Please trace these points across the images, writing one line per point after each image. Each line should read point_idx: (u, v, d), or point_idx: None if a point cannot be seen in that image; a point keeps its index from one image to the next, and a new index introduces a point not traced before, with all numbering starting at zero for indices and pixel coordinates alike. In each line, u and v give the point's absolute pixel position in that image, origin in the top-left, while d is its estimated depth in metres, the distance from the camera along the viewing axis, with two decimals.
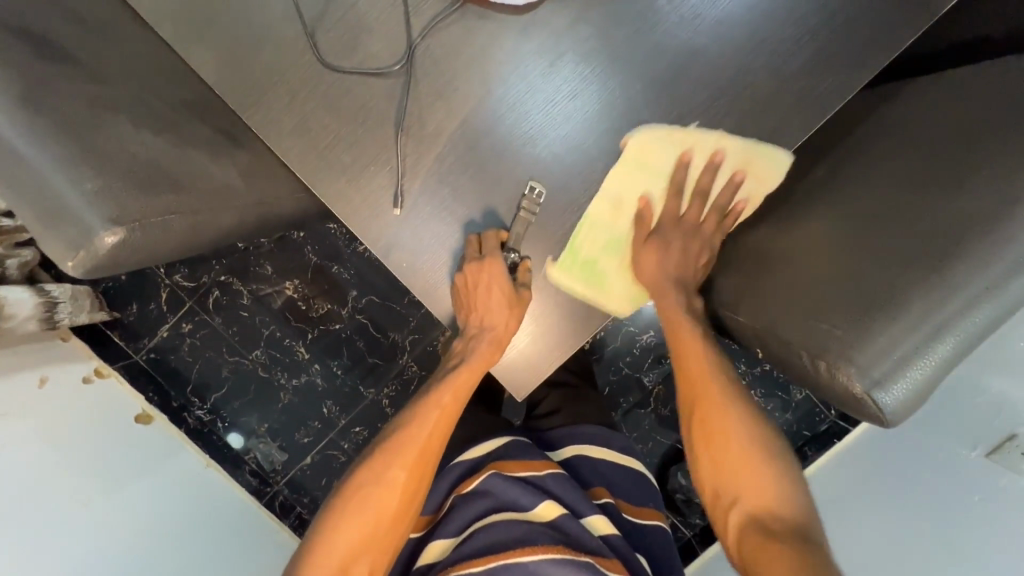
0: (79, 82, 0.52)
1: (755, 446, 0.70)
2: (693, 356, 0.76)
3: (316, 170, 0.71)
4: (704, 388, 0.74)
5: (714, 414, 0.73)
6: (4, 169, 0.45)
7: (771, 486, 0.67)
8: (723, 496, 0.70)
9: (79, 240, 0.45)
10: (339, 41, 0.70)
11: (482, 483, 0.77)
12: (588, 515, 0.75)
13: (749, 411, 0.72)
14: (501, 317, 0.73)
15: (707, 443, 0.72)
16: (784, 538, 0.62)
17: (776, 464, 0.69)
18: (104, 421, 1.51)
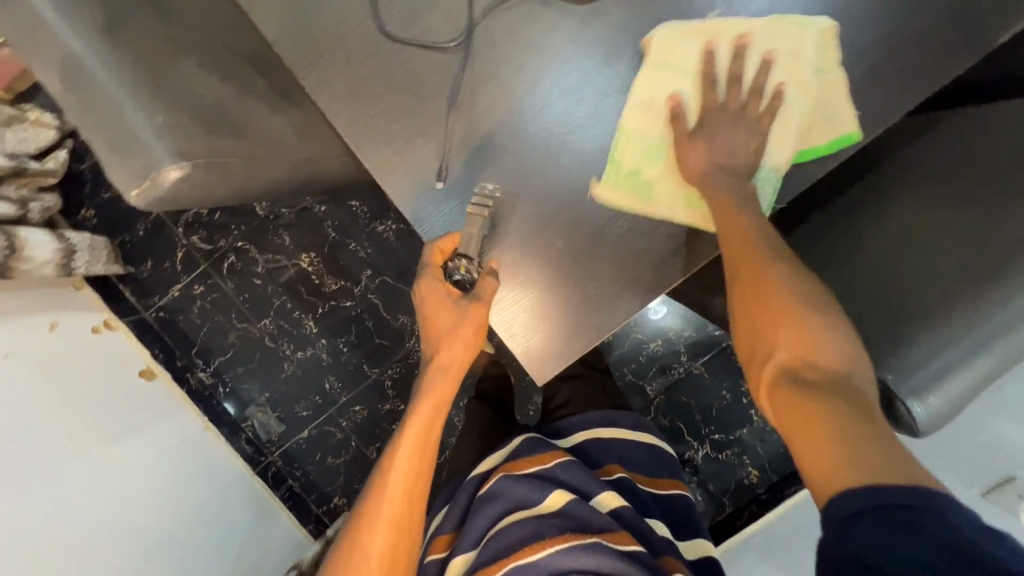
0: (154, 19, 0.53)
1: (799, 299, 0.60)
2: (733, 222, 0.66)
3: (364, 137, 0.72)
4: (740, 241, 0.65)
5: (741, 252, 0.64)
6: (76, 92, 0.45)
7: (816, 339, 0.57)
8: (758, 355, 0.60)
9: (145, 170, 0.46)
10: (400, 14, 0.71)
11: (492, 487, 0.77)
12: (597, 494, 0.76)
13: (788, 264, 0.63)
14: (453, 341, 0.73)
15: (753, 322, 0.61)
16: (823, 389, 0.53)
17: (824, 314, 0.58)
18: (109, 373, 1.52)
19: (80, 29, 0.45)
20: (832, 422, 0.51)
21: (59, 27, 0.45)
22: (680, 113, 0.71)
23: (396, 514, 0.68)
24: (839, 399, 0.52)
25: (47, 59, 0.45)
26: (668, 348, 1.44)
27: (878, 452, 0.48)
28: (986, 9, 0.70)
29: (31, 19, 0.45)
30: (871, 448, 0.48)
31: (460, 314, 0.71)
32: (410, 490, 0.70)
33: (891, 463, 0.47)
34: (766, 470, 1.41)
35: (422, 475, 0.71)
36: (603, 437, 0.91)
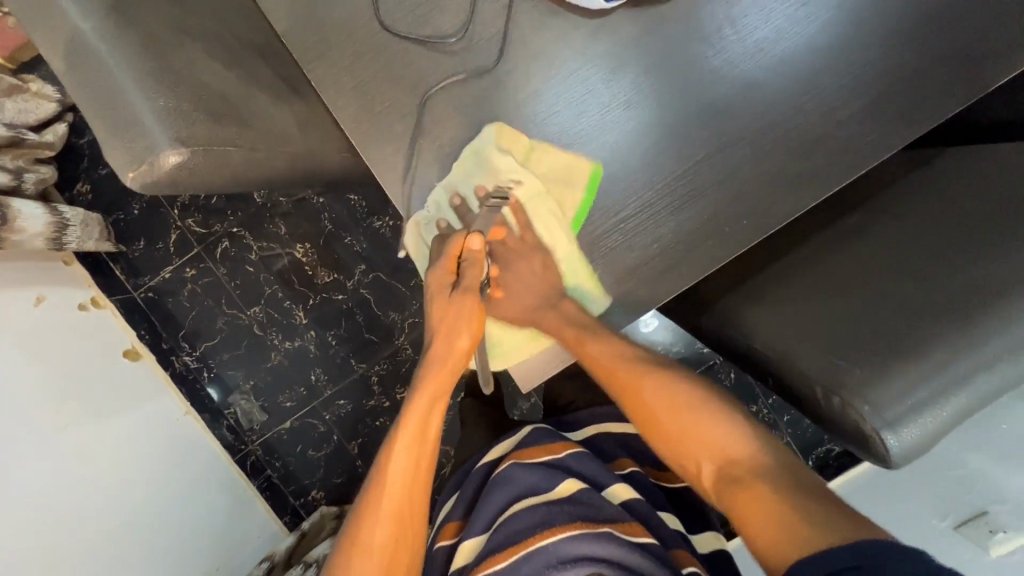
0: (164, 3, 0.53)
1: (687, 403, 0.71)
2: (603, 347, 0.77)
3: (367, 134, 0.72)
4: (620, 370, 0.77)
5: (632, 381, 0.76)
6: (81, 70, 0.45)
7: (721, 437, 0.67)
8: (689, 469, 0.69)
9: (144, 155, 0.46)
10: (410, 15, 0.72)
11: (504, 473, 0.80)
12: (609, 485, 0.79)
13: (671, 377, 0.75)
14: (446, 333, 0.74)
15: (666, 435, 0.71)
16: (745, 483, 0.61)
17: (714, 412, 0.69)
18: (93, 351, 1.50)
19: (88, 8, 0.45)
20: (770, 499, 0.58)
21: (67, 4, 0.45)
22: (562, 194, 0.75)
23: (398, 505, 0.71)
24: (760, 481, 0.61)
25: (53, 35, 0.45)
26: None
27: (816, 514, 0.55)
28: (984, 53, 0.71)
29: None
30: (813, 505, 0.56)
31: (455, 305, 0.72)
32: (406, 483, 0.72)
33: (833, 515, 0.54)
34: None
35: (421, 465, 0.73)
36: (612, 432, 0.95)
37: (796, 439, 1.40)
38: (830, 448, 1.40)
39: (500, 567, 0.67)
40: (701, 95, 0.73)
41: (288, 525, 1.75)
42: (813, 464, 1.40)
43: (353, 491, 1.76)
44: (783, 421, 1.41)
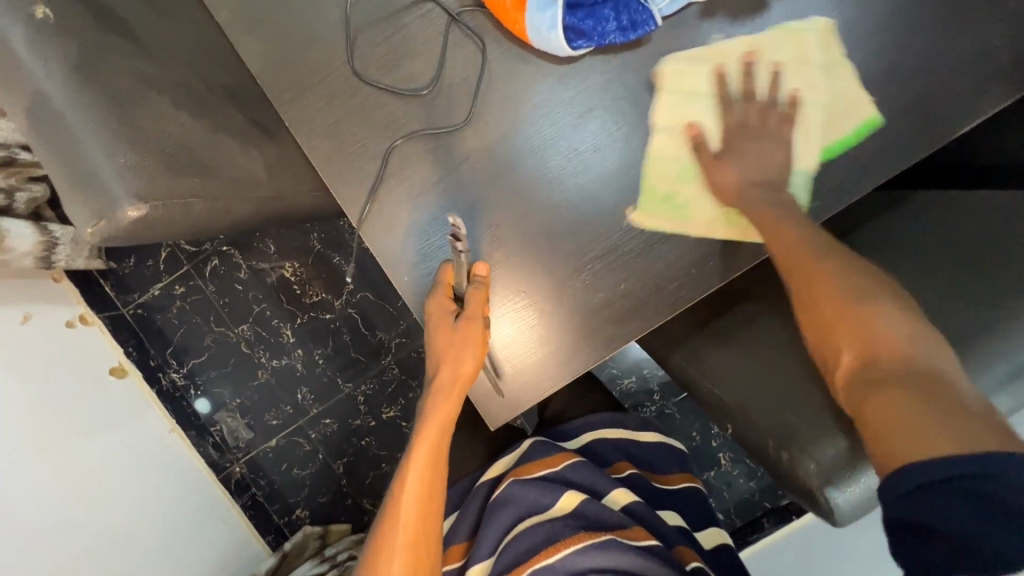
0: (131, 55, 0.54)
1: (849, 289, 0.64)
2: (791, 246, 0.67)
3: (338, 175, 0.73)
4: (809, 260, 0.66)
5: (792, 249, 0.67)
6: (43, 125, 0.46)
7: (876, 327, 0.60)
8: (828, 358, 0.63)
9: (103, 210, 0.47)
10: (382, 58, 0.73)
11: (504, 494, 0.81)
12: (609, 491, 0.81)
13: (836, 260, 0.66)
14: (451, 361, 0.70)
15: (813, 320, 0.65)
16: (891, 379, 0.55)
17: (887, 310, 0.61)
18: (79, 369, 1.51)
19: (52, 68, 0.46)
20: (897, 398, 0.53)
21: (32, 65, 0.46)
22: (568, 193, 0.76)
23: (412, 535, 0.70)
24: (907, 384, 0.54)
25: (18, 95, 0.46)
26: (642, 386, 1.50)
27: (954, 423, 0.49)
28: (947, 105, 0.73)
29: (4, 55, 0.46)
30: (949, 411, 0.50)
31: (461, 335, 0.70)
32: (422, 513, 0.71)
33: (972, 427, 0.49)
34: (729, 515, 1.45)
35: (432, 491, 0.72)
36: (609, 438, 0.94)
37: None
38: None
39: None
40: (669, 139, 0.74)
41: (271, 544, 1.74)
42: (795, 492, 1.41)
43: (337, 511, 1.76)
44: None
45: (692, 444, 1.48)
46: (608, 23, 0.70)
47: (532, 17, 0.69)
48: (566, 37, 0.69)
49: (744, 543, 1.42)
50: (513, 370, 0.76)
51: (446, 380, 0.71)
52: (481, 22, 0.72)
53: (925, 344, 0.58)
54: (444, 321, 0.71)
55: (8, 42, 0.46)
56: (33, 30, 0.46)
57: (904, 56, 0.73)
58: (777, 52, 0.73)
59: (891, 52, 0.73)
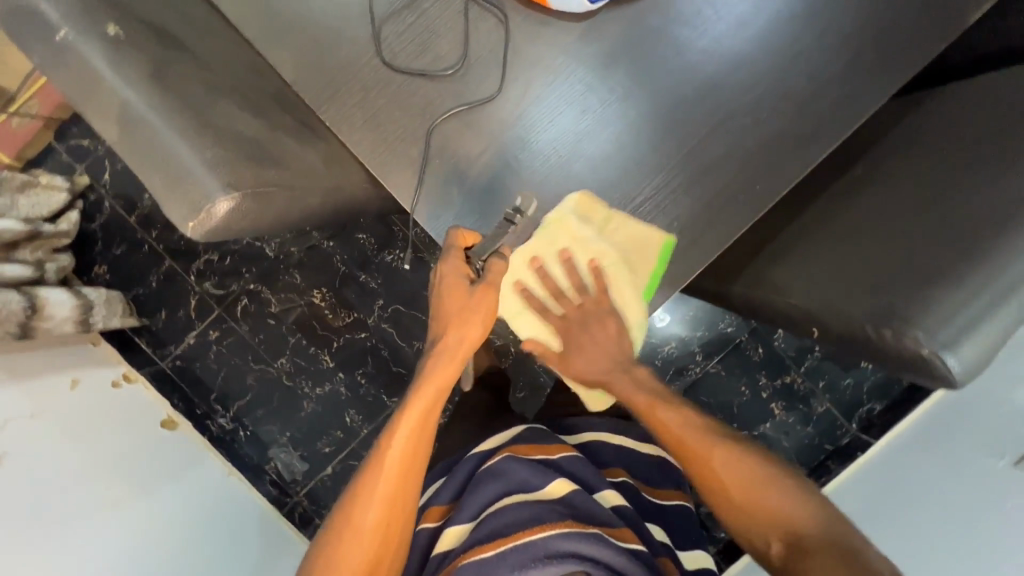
0: (190, 65, 0.56)
1: (747, 471, 0.73)
2: (684, 423, 0.77)
3: (385, 163, 0.75)
4: (695, 447, 0.76)
5: (694, 450, 0.76)
6: (131, 133, 0.48)
7: (787, 511, 0.71)
8: (748, 537, 0.73)
9: (200, 204, 0.48)
10: (408, 45, 0.75)
11: (498, 466, 0.80)
12: (600, 490, 0.81)
13: (721, 438, 0.76)
14: (460, 326, 0.72)
15: (735, 510, 0.73)
16: (822, 564, 0.66)
17: (783, 487, 0.72)
18: (132, 426, 1.52)
19: (131, 78, 0.48)
20: (815, 568, 0.66)
21: (110, 77, 0.48)
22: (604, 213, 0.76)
23: (392, 492, 0.71)
24: (833, 556, 0.66)
25: (105, 111, 0.48)
26: (684, 349, 1.45)
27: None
28: None
29: (86, 74, 0.48)
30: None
31: (473, 299, 0.71)
32: (406, 470, 0.72)
33: None
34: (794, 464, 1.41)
35: (417, 456, 0.73)
36: (608, 443, 0.95)
37: (837, 403, 1.40)
38: (873, 406, 1.39)
39: (490, 556, 0.68)
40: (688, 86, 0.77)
41: None
42: (857, 426, 1.40)
43: None
44: (820, 387, 1.41)
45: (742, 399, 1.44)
46: None
47: None
48: None
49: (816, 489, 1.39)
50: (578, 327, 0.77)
51: (456, 342, 0.73)
52: None
53: (793, 488, 0.72)
54: (458, 284, 0.71)
55: (87, 60, 0.48)
56: (108, 44, 0.48)
57: None
58: None
59: None
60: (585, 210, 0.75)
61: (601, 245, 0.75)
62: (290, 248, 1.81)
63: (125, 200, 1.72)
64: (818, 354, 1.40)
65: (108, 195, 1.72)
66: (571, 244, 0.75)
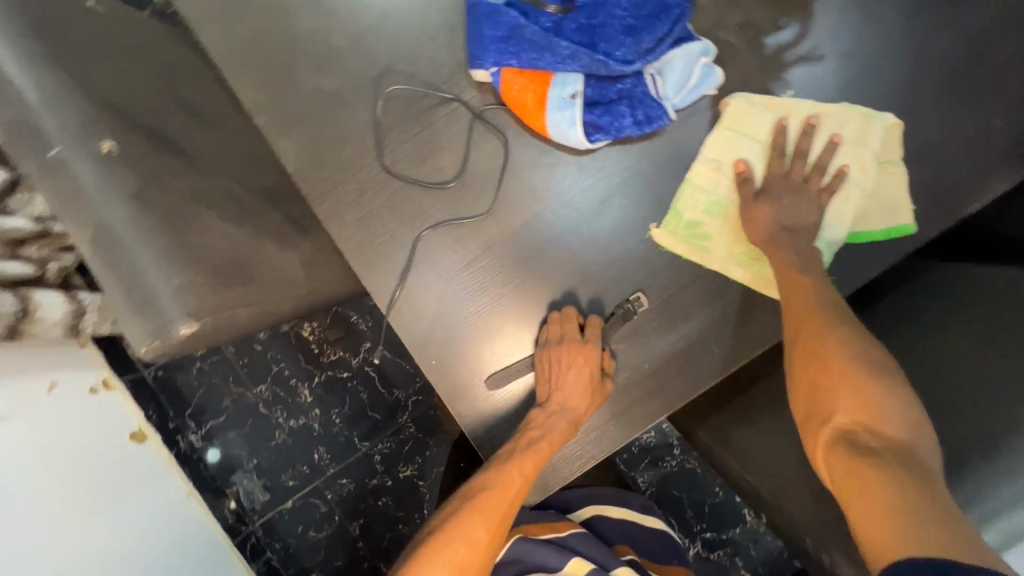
0: (184, 174, 0.58)
1: (853, 363, 0.64)
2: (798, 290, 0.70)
3: (368, 264, 0.76)
4: (812, 313, 0.68)
5: (808, 313, 0.69)
6: (104, 252, 0.49)
7: (873, 404, 0.61)
8: (818, 414, 0.64)
9: (158, 332, 0.49)
10: (409, 154, 0.77)
11: (511, 551, 0.92)
12: (616, 568, 0.93)
13: (846, 324, 0.68)
14: (586, 394, 0.74)
15: (815, 387, 0.65)
16: (879, 458, 0.57)
17: (886, 387, 0.62)
18: (102, 435, 1.51)
19: (114, 199, 0.50)
20: (873, 468, 0.56)
21: (94, 197, 0.49)
22: (748, 174, 0.75)
23: (491, 516, 0.72)
24: (891, 463, 0.56)
25: (83, 226, 0.49)
26: (661, 441, 1.50)
27: (933, 502, 0.52)
28: (951, 183, 0.76)
29: (71, 191, 0.49)
30: (919, 497, 0.52)
31: (603, 382, 0.76)
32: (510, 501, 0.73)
33: (930, 500, 0.52)
34: None
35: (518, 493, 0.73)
36: (610, 515, 1.07)
37: None
38: None
39: None
40: (710, 196, 0.76)
41: None
42: None
43: None
44: None
45: (716, 499, 1.48)
46: (624, 119, 0.73)
47: (553, 114, 0.71)
48: (584, 132, 0.72)
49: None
50: None
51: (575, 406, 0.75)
52: (503, 118, 0.76)
53: (901, 405, 0.61)
54: (595, 365, 0.75)
55: (75, 176, 0.49)
56: (99, 161, 0.50)
57: (906, 139, 0.77)
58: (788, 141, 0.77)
59: (891, 137, 0.77)
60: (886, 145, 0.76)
61: (871, 163, 0.75)
62: None
63: None
64: None
65: None
66: (850, 143, 0.75)
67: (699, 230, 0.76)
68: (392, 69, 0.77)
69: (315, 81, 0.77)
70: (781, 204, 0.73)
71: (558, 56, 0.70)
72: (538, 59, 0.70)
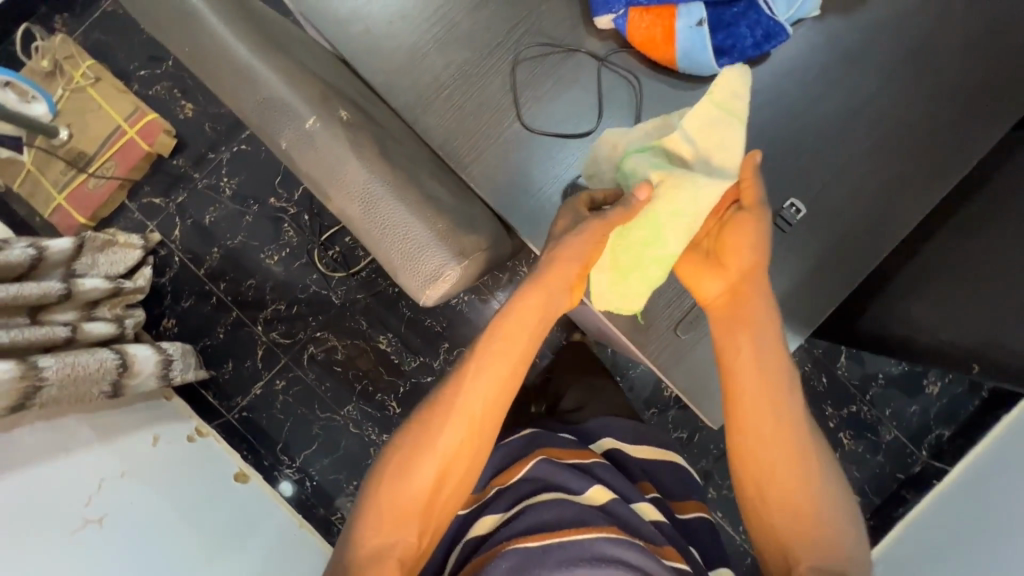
0: (392, 141, 0.61)
1: (802, 460, 0.64)
2: (747, 358, 0.66)
3: (527, 218, 0.79)
4: (759, 398, 0.65)
5: (765, 418, 0.65)
6: (371, 211, 0.51)
7: (822, 517, 0.62)
8: (767, 518, 0.64)
9: (436, 273, 0.52)
10: (543, 111, 0.80)
11: (531, 471, 0.74)
12: (635, 501, 0.76)
13: (806, 430, 0.65)
14: (565, 264, 0.65)
15: (767, 477, 0.64)
16: None
17: (828, 502, 0.63)
18: (210, 479, 1.50)
19: (368, 160, 0.52)
20: None
21: (353, 158, 0.51)
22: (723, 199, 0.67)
23: (461, 433, 0.63)
24: None
25: (347, 190, 0.52)
26: None
27: None
28: None
29: (332, 160, 0.51)
30: None
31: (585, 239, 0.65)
32: (480, 414, 0.64)
33: None
34: (868, 495, 1.35)
35: (492, 399, 0.65)
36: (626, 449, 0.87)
37: (905, 431, 1.34)
38: (941, 432, 1.33)
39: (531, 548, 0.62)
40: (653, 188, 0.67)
41: None
42: (928, 453, 1.34)
43: None
44: (887, 416, 1.36)
45: None
46: (746, 39, 0.77)
47: (683, 44, 0.76)
48: (714, 56, 0.77)
49: (895, 519, 1.32)
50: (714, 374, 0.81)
51: (548, 283, 0.65)
52: (629, 60, 0.80)
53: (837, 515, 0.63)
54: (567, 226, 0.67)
55: (332, 144, 0.51)
56: (343, 127, 0.52)
57: (998, 13, 0.82)
58: (892, 37, 0.83)
59: (982, 15, 0.82)
60: (730, 96, 0.69)
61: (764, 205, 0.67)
62: (339, 274, 1.77)
63: (195, 254, 1.76)
64: (883, 380, 1.35)
65: (178, 250, 1.76)
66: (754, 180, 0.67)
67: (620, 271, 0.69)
68: (515, 34, 0.80)
69: (445, 58, 0.80)
70: (740, 228, 0.67)
71: None
72: None
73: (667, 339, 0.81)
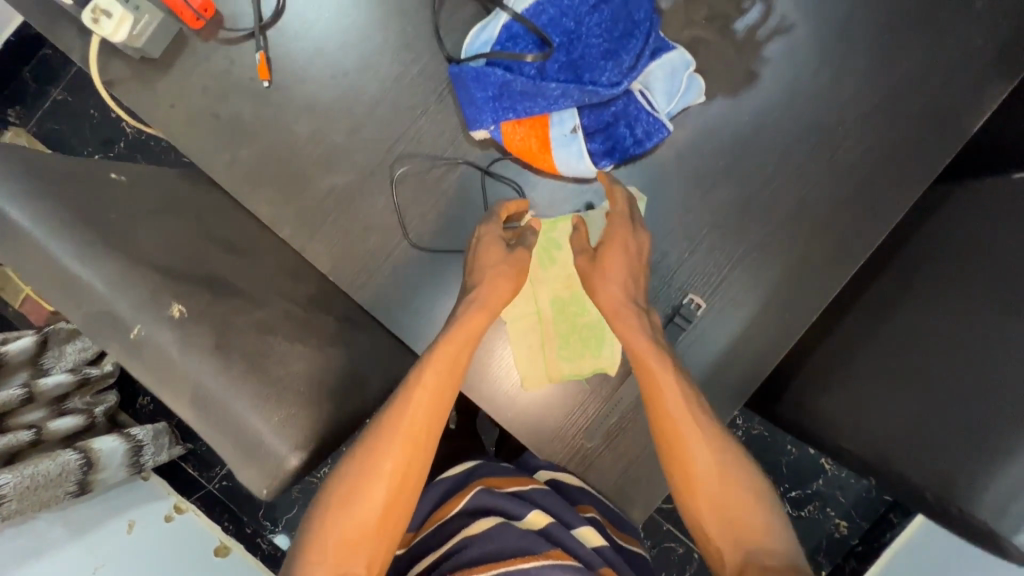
0: (246, 309, 0.61)
1: (710, 435, 0.62)
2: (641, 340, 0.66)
3: (421, 337, 0.79)
4: (667, 383, 0.64)
5: (684, 428, 0.62)
6: (206, 412, 0.52)
7: (739, 484, 0.61)
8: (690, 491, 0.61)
9: (273, 470, 0.53)
10: (428, 226, 0.79)
11: (468, 502, 0.68)
12: (579, 527, 0.68)
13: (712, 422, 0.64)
14: (494, 278, 0.69)
15: (682, 450, 0.62)
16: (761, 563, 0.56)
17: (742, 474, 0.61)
18: (189, 556, 1.42)
19: (199, 358, 0.53)
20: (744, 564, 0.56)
21: (182, 361, 0.52)
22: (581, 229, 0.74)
23: (415, 436, 0.59)
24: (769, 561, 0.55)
25: (180, 391, 0.52)
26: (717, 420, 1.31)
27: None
28: (954, 106, 0.77)
29: (163, 364, 0.52)
30: None
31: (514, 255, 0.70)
32: (434, 421, 0.61)
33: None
34: (854, 518, 1.27)
35: (443, 409, 0.62)
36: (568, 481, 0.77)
37: None
38: None
39: None
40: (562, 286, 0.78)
41: None
42: None
43: None
44: None
45: (791, 456, 1.30)
46: (625, 139, 0.77)
47: (559, 153, 0.76)
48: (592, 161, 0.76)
49: (883, 546, 1.22)
50: (624, 478, 0.78)
51: (484, 293, 0.68)
52: (510, 167, 0.79)
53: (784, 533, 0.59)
54: (495, 242, 0.70)
55: (163, 349, 0.52)
56: (176, 326, 0.53)
57: (896, 79, 0.78)
58: (785, 112, 0.79)
59: (880, 80, 0.78)
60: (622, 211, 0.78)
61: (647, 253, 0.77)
62: None
63: None
64: None
65: None
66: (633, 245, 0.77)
67: (556, 342, 0.77)
68: (396, 151, 0.80)
69: (327, 181, 0.80)
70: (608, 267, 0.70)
71: (550, 98, 0.74)
72: (533, 107, 0.74)
73: (574, 447, 0.79)
